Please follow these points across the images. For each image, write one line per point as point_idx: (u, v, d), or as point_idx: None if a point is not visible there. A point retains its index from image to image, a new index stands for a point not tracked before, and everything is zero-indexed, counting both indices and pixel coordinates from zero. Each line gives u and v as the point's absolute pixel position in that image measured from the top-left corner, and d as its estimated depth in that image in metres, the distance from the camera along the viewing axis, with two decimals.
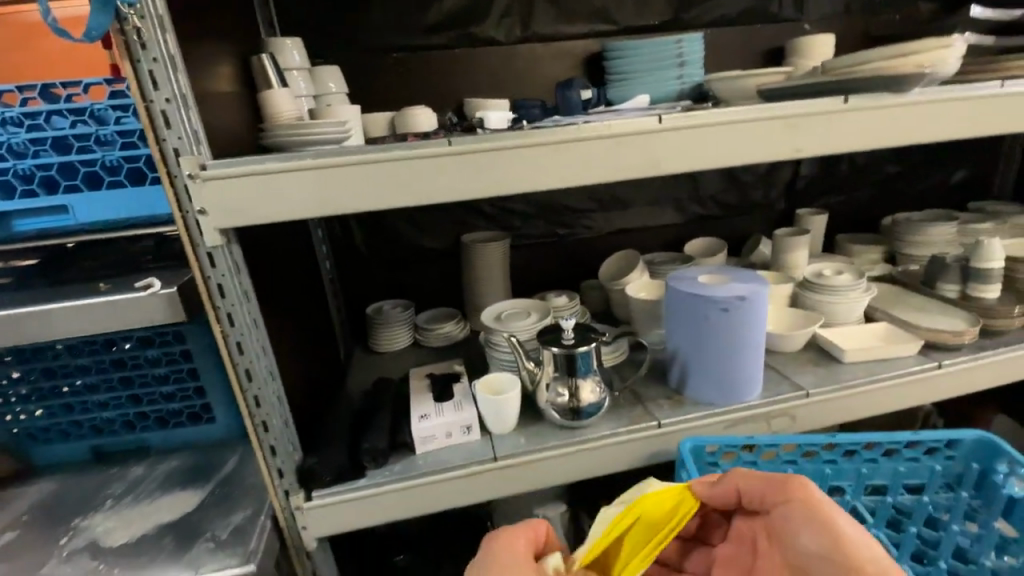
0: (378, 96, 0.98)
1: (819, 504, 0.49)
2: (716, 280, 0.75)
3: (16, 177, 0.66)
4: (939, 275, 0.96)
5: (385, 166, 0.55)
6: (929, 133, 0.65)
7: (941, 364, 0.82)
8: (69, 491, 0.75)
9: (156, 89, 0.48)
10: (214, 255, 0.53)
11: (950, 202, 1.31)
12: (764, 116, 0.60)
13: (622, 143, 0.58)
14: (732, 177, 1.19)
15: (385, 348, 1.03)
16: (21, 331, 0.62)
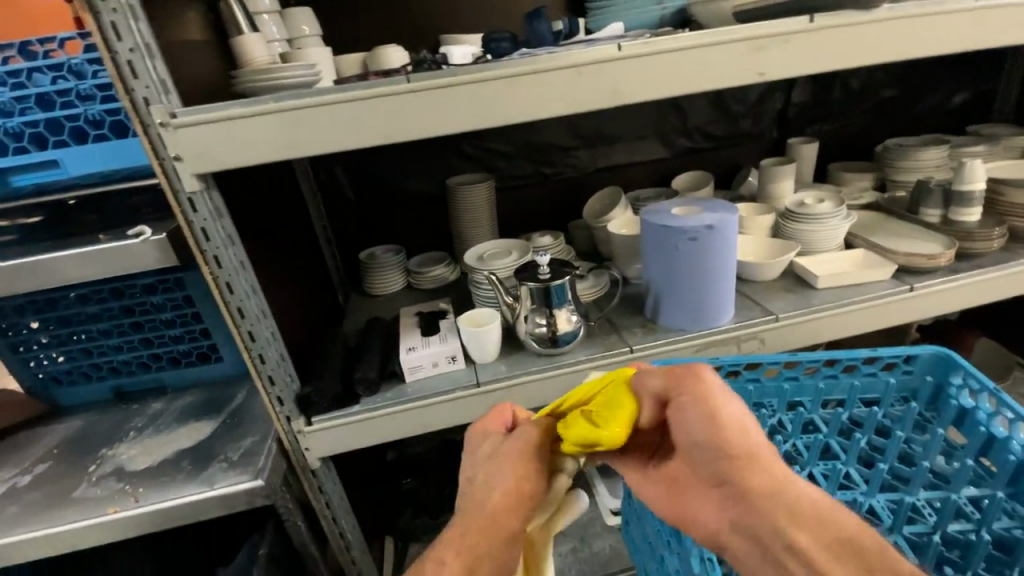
0: (352, 37, 0.97)
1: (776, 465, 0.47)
2: (688, 211, 0.77)
3: (6, 135, 0.69)
4: (923, 199, 0.96)
5: (346, 107, 0.55)
6: (897, 52, 0.64)
7: (913, 287, 0.84)
8: (95, 426, 0.83)
9: (120, 39, 0.50)
10: (195, 200, 0.56)
11: (948, 126, 1.28)
12: (725, 39, 0.60)
13: (583, 74, 0.58)
14: (720, 107, 1.17)
15: (379, 290, 1.07)
16: (33, 280, 0.67)
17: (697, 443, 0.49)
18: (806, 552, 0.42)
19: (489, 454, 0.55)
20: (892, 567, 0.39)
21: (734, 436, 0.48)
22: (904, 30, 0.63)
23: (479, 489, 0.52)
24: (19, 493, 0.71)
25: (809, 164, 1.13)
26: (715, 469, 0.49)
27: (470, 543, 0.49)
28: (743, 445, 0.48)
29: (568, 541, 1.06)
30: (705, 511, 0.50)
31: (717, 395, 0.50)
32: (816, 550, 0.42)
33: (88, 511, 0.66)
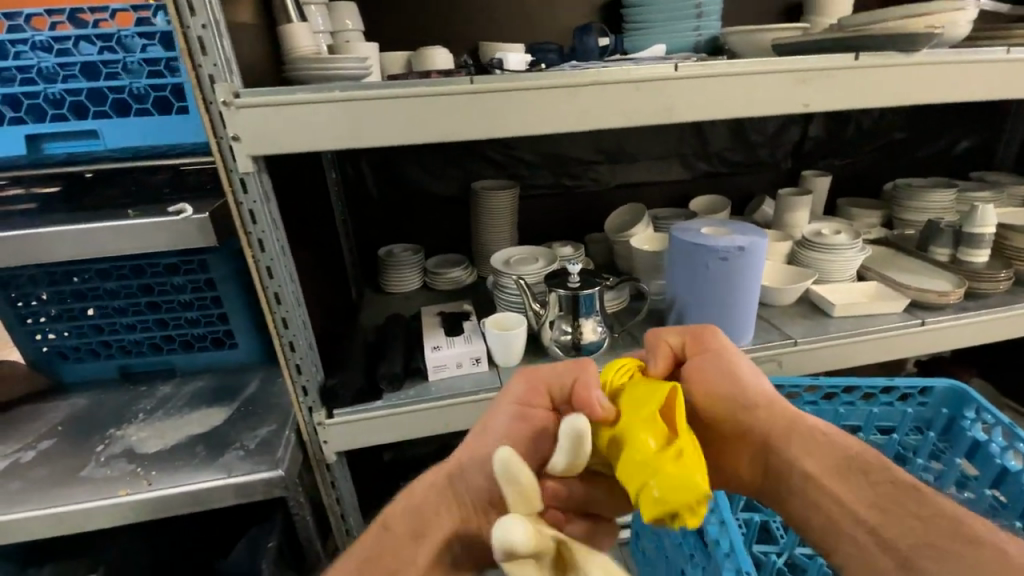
0: (392, 36, 0.98)
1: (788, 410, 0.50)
2: (717, 231, 0.78)
3: (46, 101, 0.68)
4: (933, 238, 0.99)
5: (410, 102, 0.56)
6: (930, 95, 0.67)
7: (924, 322, 0.87)
8: (101, 405, 0.81)
9: (193, 14, 0.50)
10: (246, 181, 0.56)
11: (952, 170, 1.33)
12: (775, 69, 0.62)
13: (638, 90, 0.60)
14: (740, 135, 1.20)
15: (396, 288, 1.07)
16: (72, 248, 0.66)
17: (723, 393, 0.53)
18: (815, 476, 0.44)
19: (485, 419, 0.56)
20: (892, 478, 0.42)
21: (751, 389, 0.52)
22: (939, 76, 0.67)
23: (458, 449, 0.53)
24: (23, 469, 0.68)
25: (823, 197, 1.16)
26: (737, 419, 0.51)
27: (423, 488, 0.48)
28: (757, 396, 0.52)
29: None
30: (732, 460, 0.52)
31: (734, 355, 0.55)
32: (821, 471, 0.44)
33: (99, 491, 0.64)
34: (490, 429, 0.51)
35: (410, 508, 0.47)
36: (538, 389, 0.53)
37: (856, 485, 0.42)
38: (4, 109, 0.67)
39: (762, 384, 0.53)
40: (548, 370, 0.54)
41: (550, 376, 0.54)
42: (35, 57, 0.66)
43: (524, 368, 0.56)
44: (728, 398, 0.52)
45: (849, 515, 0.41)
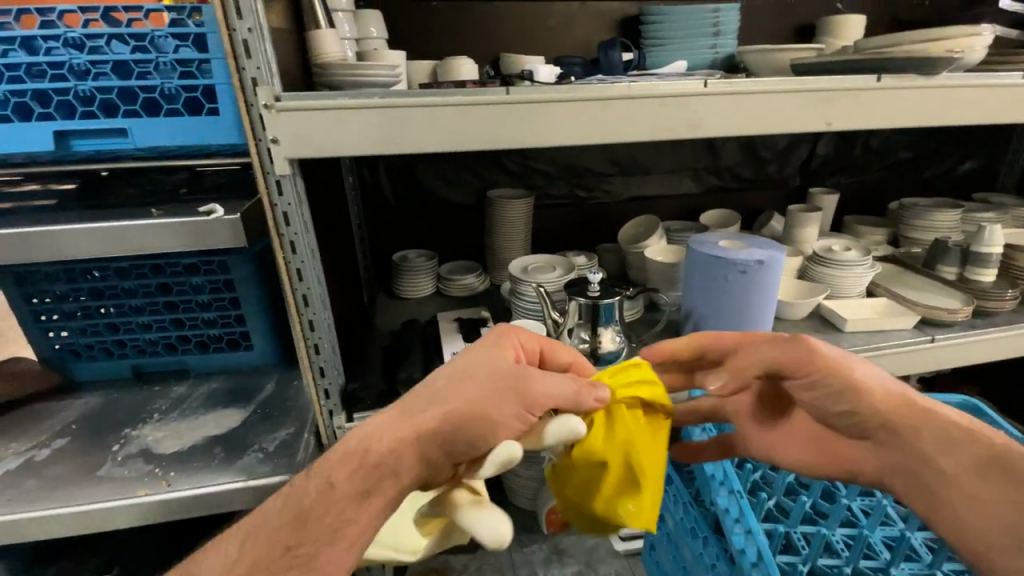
0: (414, 44, 0.99)
1: (916, 410, 0.50)
2: (735, 245, 0.80)
3: (76, 98, 0.68)
4: (941, 256, 1.01)
5: (447, 110, 0.57)
6: (947, 118, 0.69)
7: (933, 339, 0.88)
8: (114, 404, 0.80)
9: (240, 18, 0.51)
10: (282, 183, 0.56)
11: (955, 191, 1.36)
12: (801, 87, 0.64)
13: (667, 104, 0.62)
14: (751, 151, 1.22)
15: (409, 294, 1.07)
16: (101, 244, 0.67)
17: (827, 400, 0.55)
18: (953, 477, 0.45)
19: (467, 375, 0.52)
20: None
21: (870, 396, 0.52)
22: (956, 99, 0.69)
23: (429, 407, 0.49)
24: (38, 467, 0.68)
25: (830, 214, 1.18)
26: (855, 424, 0.53)
27: (383, 445, 0.47)
28: (876, 398, 0.52)
29: (573, 564, 1.06)
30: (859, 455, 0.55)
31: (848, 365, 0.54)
32: (965, 474, 0.45)
33: (116, 491, 0.63)
34: (476, 413, 0.47)
35: (360, 460, 0.47)
36: (541, 406, 0.49)
37: (997, 485, 0.43)
38: (33, 105, 0.68)
39: (882, 387, 0.53)
40: (554, 387, 0.50)
41: (556, 394, 0.50)
42: (67, 54, 0.66)
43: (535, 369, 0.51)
44: (832, 405, 0.54)
45: (987, 514, 0.43)
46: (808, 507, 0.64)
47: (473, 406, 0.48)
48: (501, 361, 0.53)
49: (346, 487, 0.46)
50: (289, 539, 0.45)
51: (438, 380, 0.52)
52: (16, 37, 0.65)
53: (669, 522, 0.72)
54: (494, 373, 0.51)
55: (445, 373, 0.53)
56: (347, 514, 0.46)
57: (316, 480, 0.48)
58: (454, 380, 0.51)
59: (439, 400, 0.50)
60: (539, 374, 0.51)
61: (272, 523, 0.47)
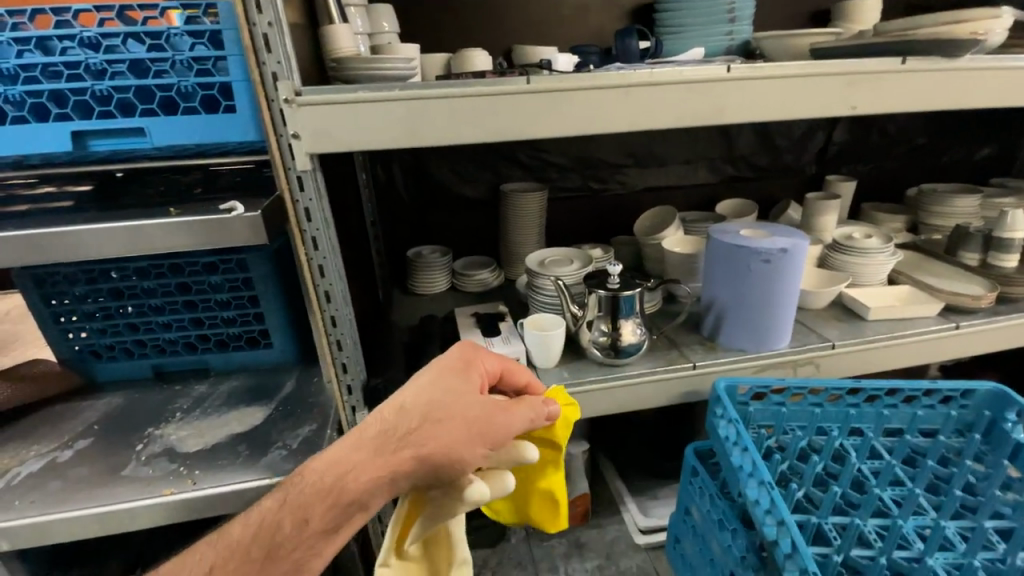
0: (427, 39, 0.99)
1: None
2: (756, 233, 0.79)
3: (93, 98, 0.68)
4: (963, 243, 0.99)
5: (469, 101, 0.57)
6: (976, 100, 0.68)
7: (959, 326, 0.87)
8: (136, 404, 0.81)
9: (260, 12, 0.51)
10: (303, 179, 0.56)
11: (974, 176, 1.34)
12: (826, 72, 0.63)
13: (691, 90, 0.61)
14: (766, 140, 1.21)
15: (424, 290, 1.07)
16: (128, 244, 0.67)
17: None
18: None
19: (440, 408, 0.51)
20: None
21: None
22: (984, 80, 0.67)
23: (404, 442, 0.50)
24: (63, 468, 0.68)
25: (848, 202, 1.17)
26: None
27: (359, 481, 0.49)
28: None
29: (594, 558, 1.05)
30: None
31: None
32: None
33: (142, 490, 0.64)
34: (454, 457, 0.49)
35: (335, 498, 0.49)
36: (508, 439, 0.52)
37: None
38: (50, 106, 0.68)
39: None
40: (518, 422, 0.54)
41: (518, 431, 0.53)
42: (83, 54, 0.66)
43: (508, 408, 0.54)
44: None
45: None
46: (839, 497, 0.63)
47: (449, 449, 0.49)
48: (473, 395, 0.53)
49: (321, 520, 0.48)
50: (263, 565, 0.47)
51: (411, 411, 0.51)
52: (33, 37, 0.65)
53: (695, 514, 0.71)
54: (467, 409, 0.52)
55: (418, 401, 0.52)
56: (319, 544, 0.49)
57: (287, 514, 0.49)
58: (430, 419, 0.51)
59: (416, 435, 0.50)
60: (508, 409, 0.53)
61: (241, 552, 0.48)
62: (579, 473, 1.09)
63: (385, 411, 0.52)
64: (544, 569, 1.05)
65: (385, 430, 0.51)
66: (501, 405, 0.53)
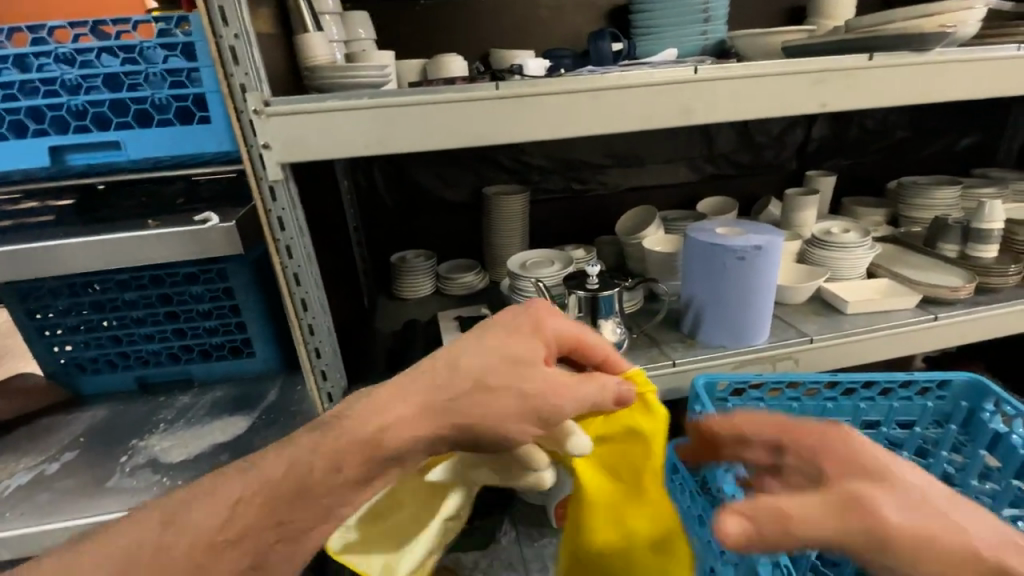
0: (405, 45, 0.99)
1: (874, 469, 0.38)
2: (733, 231, 0.79)
3: (68, 113, 0.68)
4: (941, 235, 1.00)
5: (438, 108, 0.57)
6: (942, 95, 0.69)
7: (936, 317, 0.88)
8: (121, 416, 0.81)
9: (226, 24, 0.51)
10: (275, 189, 0.56)
11: (954, 168, 1.35)
12: (794, 70, 0.64)
13: (659, 92, 0.62)
14: (746, 137, 1.22)
15: (409, 294, 1.07)
16: (105, 257, 0.67)
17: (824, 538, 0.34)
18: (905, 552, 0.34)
19: (494, 373, 0.49)
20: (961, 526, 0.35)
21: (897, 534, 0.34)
22: (950, 75, 0.68)
23: (432, 397, 0.48)
24: (49, 480, 0.68)
25: (828, 196, 1.18)
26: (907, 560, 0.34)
27: (384, 442, 0.46)
28: (818, 524, 0.34)
29: None
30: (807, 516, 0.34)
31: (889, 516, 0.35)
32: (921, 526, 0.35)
33: (125, 502, 0.64)
34: (501, 427, 0.47)
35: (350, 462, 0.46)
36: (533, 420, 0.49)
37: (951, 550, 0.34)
38: (26, 122, 0.68)
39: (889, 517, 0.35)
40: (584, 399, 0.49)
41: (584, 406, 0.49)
42: (57, 69, 0.66)
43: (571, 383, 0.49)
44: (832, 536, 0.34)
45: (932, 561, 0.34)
46: None
47: (502, 419, 0.47)
48: (535, 365, 0.49)
49: (335, 472, 0.45)
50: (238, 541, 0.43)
51: (465, 371, 0.49)
52: (7, 54, 0.65)
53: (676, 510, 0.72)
54: (522, 380, 0.48)
55: (474, 361, 0.50)
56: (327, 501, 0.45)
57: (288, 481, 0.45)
58: (482, 385, 0.48)
59: (448, 390, 0.48)
60: (569, 387, 0.49)
61: (234, 495, 0.45)
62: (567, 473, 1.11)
63: (438, 365, 0.50)
64: (535, 569, 1.06)
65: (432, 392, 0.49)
66: (560, 380, 0.49)
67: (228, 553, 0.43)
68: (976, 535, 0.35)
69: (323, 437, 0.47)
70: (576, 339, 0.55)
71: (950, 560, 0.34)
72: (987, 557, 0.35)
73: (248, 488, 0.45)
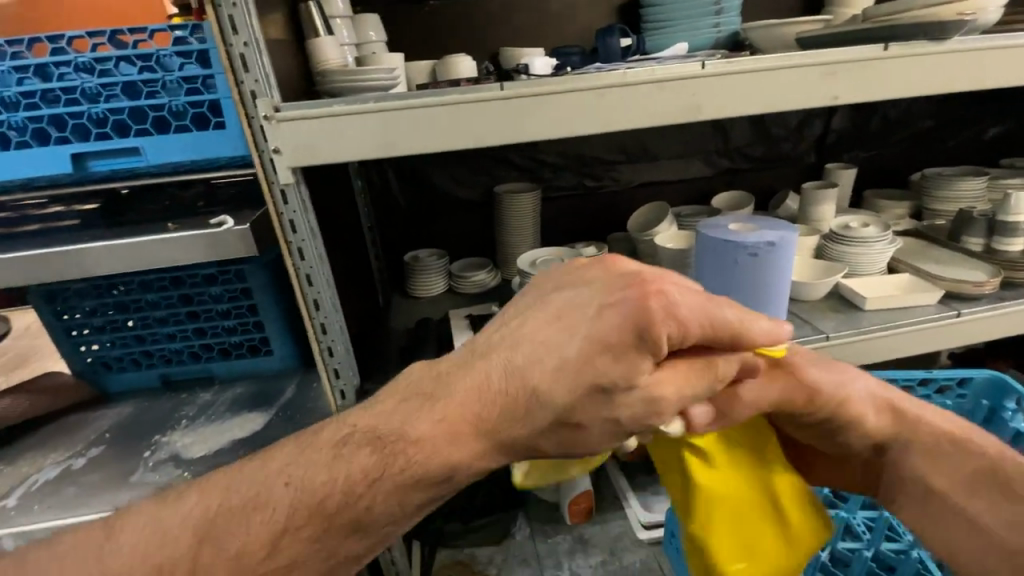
0: (416, 46, 1.00)
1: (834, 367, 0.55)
2: (745, 227, 0.78)
3: (90, 121, 0.71)
4: (965, 228, 0.97)
5: (443, 110, 0.58)
6: (963, 84, 0.67)
7: (959, 313, 0.85)
8: (146, 412, 0.84)
9: (235, 33, 0.52)
10: (286, 192, 0.58)
11: (982, 158, 1.30)
12: (805, 62, 0.62)
13: (665, 88, 0.61)
14: (762, 130, 1.19)
15: (422, 293, 1.08)
16: (127, 261, 0.70)
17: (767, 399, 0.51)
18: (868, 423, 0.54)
19: (567, 370, 0.37)
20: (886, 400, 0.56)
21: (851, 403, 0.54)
22: (971, 63, 0.66)
23: (486, 415, 0.39)
24: (77, 474, 0.71)
25: (847, 189, 1.15)
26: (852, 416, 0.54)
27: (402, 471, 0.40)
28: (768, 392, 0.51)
29: (597, 553, 1.08)
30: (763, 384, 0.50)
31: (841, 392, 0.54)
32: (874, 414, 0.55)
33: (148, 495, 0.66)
34: None
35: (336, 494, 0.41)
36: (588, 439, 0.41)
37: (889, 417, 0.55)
38: (51, 130, 0.71)
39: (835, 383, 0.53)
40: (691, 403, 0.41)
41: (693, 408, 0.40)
42: (78, 79, 0.69)
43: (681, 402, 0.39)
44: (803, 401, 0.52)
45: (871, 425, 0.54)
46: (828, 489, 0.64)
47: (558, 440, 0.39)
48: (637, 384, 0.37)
49: (345, 489, 0.40)
50: (260, 551, 0.40)
51: (534, 357, 0.38)
52: (31, 65, 0.68)
53: None
54: (604, 382, 0.36)
55: (544, 347, 0.38)
56: (358, 520, 0.41)
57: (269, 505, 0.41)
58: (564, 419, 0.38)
59: (508, 409, 0.38)
60: (664, 390, 0.38)
61: (261, 513, 0.41)
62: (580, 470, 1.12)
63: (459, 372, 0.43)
64: (548, 565, 1.07)
65: (481, 385, 0.40)
66: (656, 380, 0.38)
67: (250, 558, 0.41)
68: (865, 384, 0.56)
69: (367, 452, 0.40)
70: (704, 324, 0.38)
71: (855, 402, 0.54)
72: (876, 402, 0.55)
73: (274, 501, 0.41)
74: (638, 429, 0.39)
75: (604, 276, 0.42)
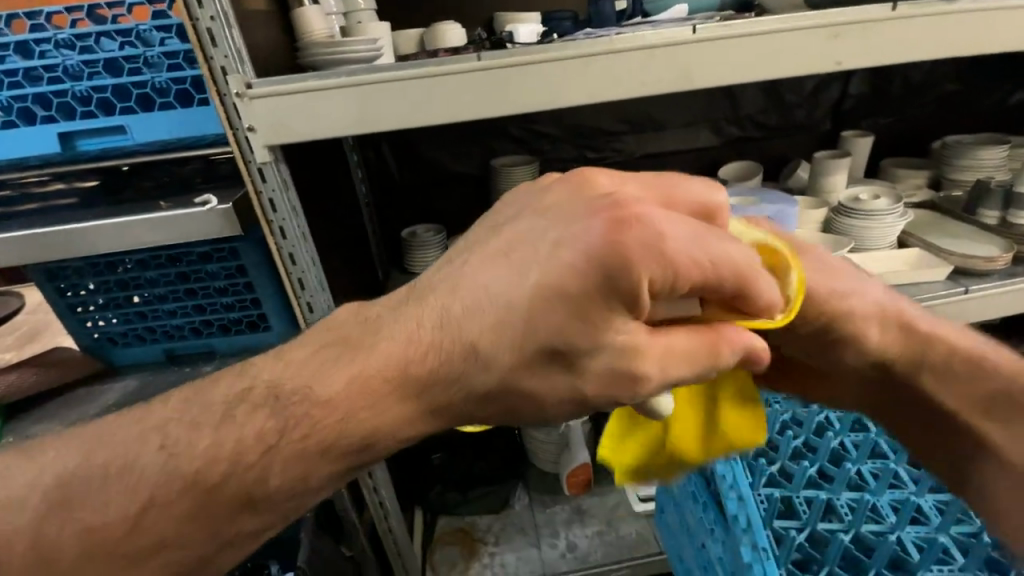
0: (408, 13, 0.97)
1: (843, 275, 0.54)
2: (745, 201, 0.75)
3: (74, 99, 0.71)
4: (981, 200, 0.93)
5: (420, 83, 0.56)
6: (981, 46, 0.62)
7: (967, 290, 0.82)
8: (150, 386, 0.87)
9: (201, 6, 0.51)
10: (264, 171, 0.58)
11: (1013, 123, 1.22)
12: (807, 24, 0.58)
13: (654, 56, 0.58)
14: (774, 96, 1.14)
15: (419, 268, 1.08)
16: (115, 240, 0.71)
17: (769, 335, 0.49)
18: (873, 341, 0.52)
19: (511, 324, 0.35)
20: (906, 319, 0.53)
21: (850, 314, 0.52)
22: (992, 23, 0.61)
23: (415, 373, 0.36)
24: None
25: (863, 159, 1.09)
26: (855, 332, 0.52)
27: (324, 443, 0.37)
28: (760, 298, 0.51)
29: (594, 524, 1.10)
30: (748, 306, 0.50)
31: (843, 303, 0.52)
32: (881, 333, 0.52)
33: None
34: None
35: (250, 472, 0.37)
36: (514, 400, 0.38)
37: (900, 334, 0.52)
38: (36, 109, 0.71)
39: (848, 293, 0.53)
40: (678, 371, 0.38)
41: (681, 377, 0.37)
42: (60, 57, 0.68)
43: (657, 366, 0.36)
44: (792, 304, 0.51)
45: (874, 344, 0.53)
46: (814, 470, 0.62)
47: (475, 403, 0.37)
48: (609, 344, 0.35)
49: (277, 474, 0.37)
50: (136, 518, 0.37)
51: (478, 306, 0.36)
52: (11, 42, 0.67)
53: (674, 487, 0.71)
54: (563, 338, 0.35)
55: (490, 289, 0.36)
56: (272, 500, 0.37)
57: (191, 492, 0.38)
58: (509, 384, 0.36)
59: (442, 371, 0.36)
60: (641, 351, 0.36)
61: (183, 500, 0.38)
62: (579, 443, 1.13)
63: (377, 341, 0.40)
64: (545, 534, 1.09)
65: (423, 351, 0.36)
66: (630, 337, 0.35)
67: None
68: (874, 296, 0.53)
69: (264, 414, 0.36)
70: (698, 263, 0.35)
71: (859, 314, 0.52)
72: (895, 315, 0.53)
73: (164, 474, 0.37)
74: (604, 401, 0.37)
75: (567, 200, 0.38)
